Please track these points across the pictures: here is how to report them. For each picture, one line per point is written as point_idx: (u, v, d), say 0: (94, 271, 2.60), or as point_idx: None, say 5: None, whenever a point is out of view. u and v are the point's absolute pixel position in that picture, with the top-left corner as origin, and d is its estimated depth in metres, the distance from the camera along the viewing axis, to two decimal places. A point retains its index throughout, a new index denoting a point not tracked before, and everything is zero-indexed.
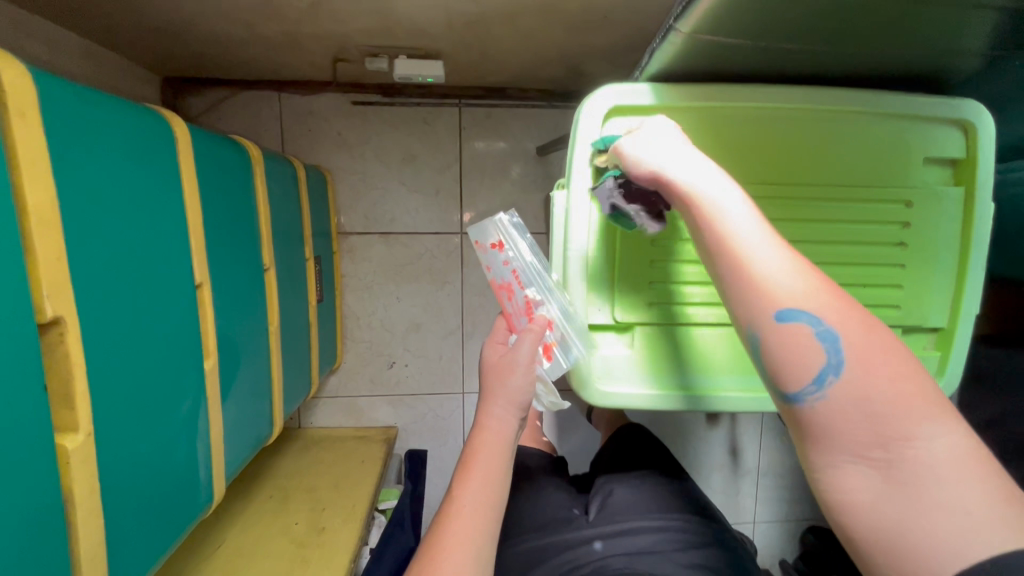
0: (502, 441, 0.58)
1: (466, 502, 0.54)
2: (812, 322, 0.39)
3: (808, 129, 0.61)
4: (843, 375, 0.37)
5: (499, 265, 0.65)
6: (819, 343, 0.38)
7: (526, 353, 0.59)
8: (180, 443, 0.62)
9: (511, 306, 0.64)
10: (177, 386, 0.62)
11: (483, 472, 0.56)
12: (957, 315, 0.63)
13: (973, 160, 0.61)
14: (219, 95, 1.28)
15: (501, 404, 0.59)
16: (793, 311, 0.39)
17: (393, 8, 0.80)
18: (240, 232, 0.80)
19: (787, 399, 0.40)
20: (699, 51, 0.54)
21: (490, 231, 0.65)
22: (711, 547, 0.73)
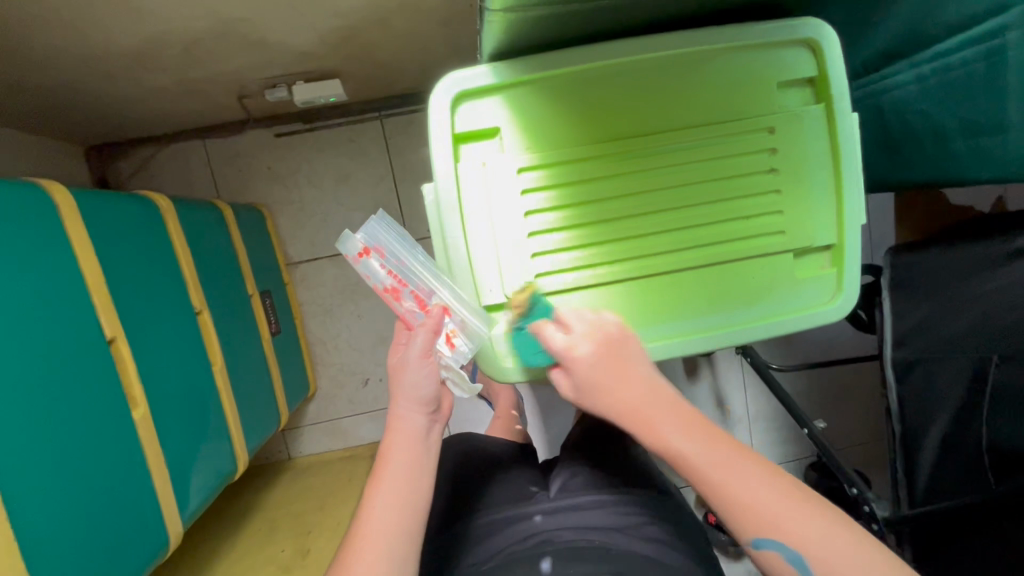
0: (412, 440, 0.57)
1: (377, 504, 0.53)
2: (780, 547, 0.42)
3: (660, 76, 0.61)
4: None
5: (377, 271, 0.62)
6: (790, 564, 0.41)
7: (420, 348, 0.57)
8: (113, 493, 0.65)
9: (403, 307, 0.62)
10: (101, 440, 0.64)
11: (393, 471, 0.55)
12: (843, 229, 0.64)
13: (826, 76, 0.62)
14: (146, 152, 1.31)
15: (404, 404, 0.57)
16: (761, 538, 0.42)
17: (265, 38, 0.82)
18: (163, 281, 0.82)
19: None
20: (528, 23, 0.55)
21: (356, 241, 0.62)
22: (666, 521, 0.74)
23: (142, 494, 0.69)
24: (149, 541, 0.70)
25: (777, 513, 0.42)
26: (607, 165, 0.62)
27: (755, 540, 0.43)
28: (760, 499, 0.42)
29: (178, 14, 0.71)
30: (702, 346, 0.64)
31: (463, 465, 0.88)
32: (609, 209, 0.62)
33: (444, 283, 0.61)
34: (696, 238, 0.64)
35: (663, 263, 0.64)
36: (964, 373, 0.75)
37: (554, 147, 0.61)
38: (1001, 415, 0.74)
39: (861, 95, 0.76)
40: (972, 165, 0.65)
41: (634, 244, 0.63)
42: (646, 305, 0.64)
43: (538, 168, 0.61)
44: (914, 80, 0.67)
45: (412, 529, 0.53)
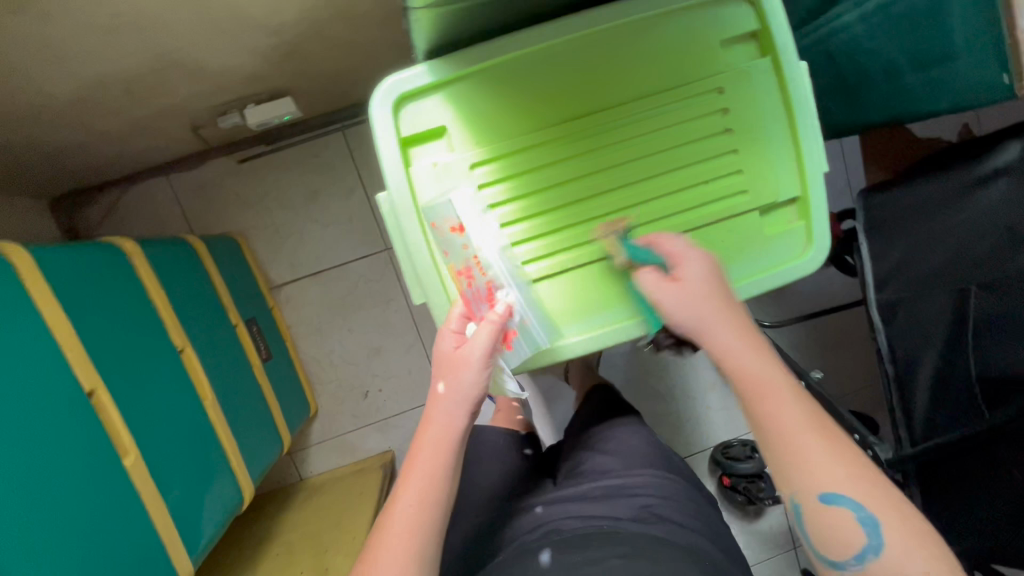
0: (448, 440, 0.57)
1: (406, 506, 0.55)
2: (853, 506, 0.45)
3: (601, 52, 0.60)
4: (882, 557, 0.43)
5: (458, 248, 0.58)
6: (862, 528, 0.44)
7: (482, 347, 0.55)
8: (111, 543, 0.65)
9: (471, 292, 0.58)
10: (92, 493, 0.64)
11: (424, 471, 0.56)
12: (805, 179, 0.63)
13: (769, 28, 0.61)
14: (111, 196, 1.29)
15: (447, 403, 0.56)
16: (832, 493, 0.45)
17: (204, 66, 0.80)
18: (138, 325, 0.81)
19: (832, 563, 0.46)
20: (455, 16, 0.54)
21: (450, 209, 0.56)
22: (676, 500, 0.75)
23: (144, 537, 0.70)
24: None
25: (837, 476, 0.46)
26: (561, 149, 0.61)
27: (821, 495, 0.46)
28: (807, 447, 0.47)
29: (110, 55, 0.70)
30: (675, 321, 0.64)
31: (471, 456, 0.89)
32: (570, 192, 0.62)
33: (511, 274, 0.58)
34: (663, 209, 0.63)
35: (632, 239, 0.63)
36: (943, 307, 0.75)
37: (503, 139, 0.60)
38: (987, 344, 0.74)
39: (807, 43, 0.75)
40: (929, 96, 0.64)
41: (601, 224, 0.62)
42: (620, 284, 0.63)
43: (490, 162, 0.60)
44: (858, 20, 0.66)
45: (439, 522, 0.56)
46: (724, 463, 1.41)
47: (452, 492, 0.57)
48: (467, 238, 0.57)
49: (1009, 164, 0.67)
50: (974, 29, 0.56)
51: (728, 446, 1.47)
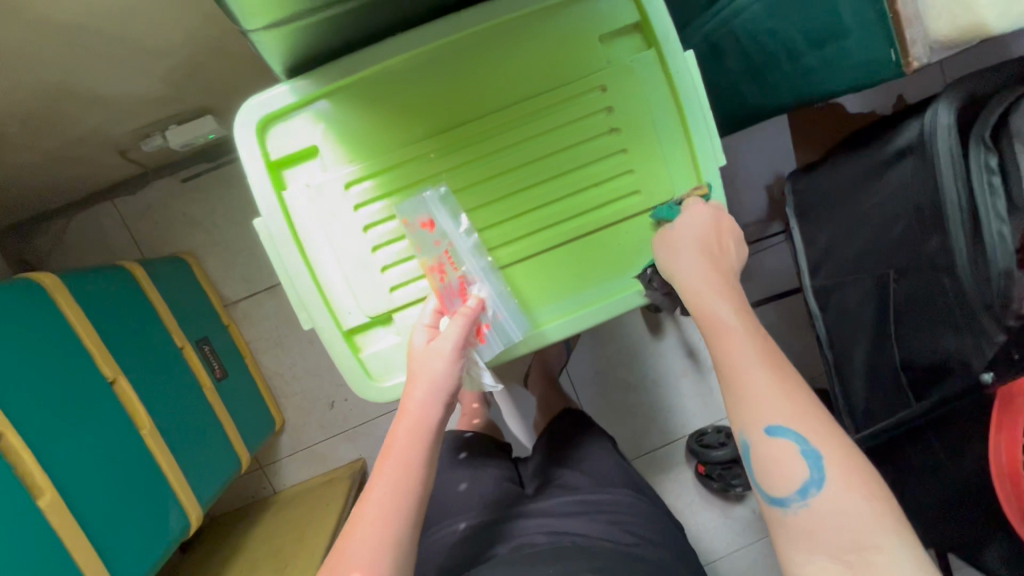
0: (424, 429, 0.53)
1: (378, 496, 0.51)
2: (797, 438, 0.42)
3: (474, 56, 0.58)
4: (823, 490, 0.41)
5: (428, 245, 0.58)
6: (803, 459, 0.42)
7: (454, 341, 0.54)
8: None
9: (443, 288, 0.58)
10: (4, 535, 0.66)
11: (402, 460, 0.52)
12: (701, 174, 0.60)
13: (648, 18, 0.58)
14: (58, 225, 1.29)
15: (426, 388, 0.53)
16: (778, 425, 0.43)
17: (101, 92, 0.79)
18: (59, 362, 0.81)
19: (773, 502, 0.44)
20: (304, 35, 0.51)
21: (421, 206, 0.58)
22: (644, 520, 0.74)
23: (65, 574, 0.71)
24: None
25: (787, 411, 0.43)
26: (451, 157, 0.59)
27: (767, 428, 0.43)
28: (753, 377, 0.44)
29: None
30: (595, 320, 0.62)
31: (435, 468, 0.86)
32: (461, 202, 0.60)
33: (483, 270, 0.59)
34: (559, 214, 0.61)
35: (529, 246, 0.61)
36: (868, 293, 0.70)
37: (389, 150, 0.58)
38: (908, 335, 0.66)
39: (713, 25, 0.70)
40: (825, 79, 0.61)
41: (496, 232, 0.61)
42: (521, 292, 0.62)
43: (369, 178, 0.58)
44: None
45: (415, 514, 0.51)
46: (698, 452, 1.36)
47: (428, 486, 0.53)
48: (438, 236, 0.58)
49: (913, 143, 0.60)
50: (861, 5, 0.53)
51: (703, 434, 1.40)
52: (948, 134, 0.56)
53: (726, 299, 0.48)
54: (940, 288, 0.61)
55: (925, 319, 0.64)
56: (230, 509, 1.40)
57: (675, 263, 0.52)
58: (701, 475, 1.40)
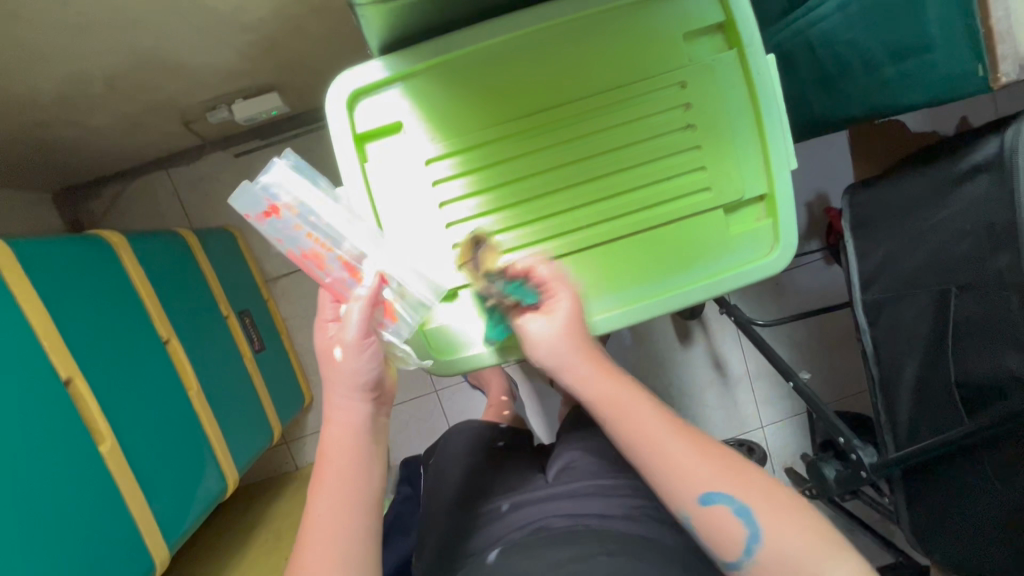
0: (353, 431, 0.54)
1: (320, 512, 0.53)
2: (729, 501, 0.48)
3: (558, 45, 0.59)
4: (763, 541, 0.47)
5: (290, 233, 0.55)
6: (739, 519, 0.48)
7: (358, 326, 0.52)
8: (91, 523, 0.70)
9: (328, 275, 0.56)
10: (71, 476, 0.69)
11: (339, 470, 0.53)
12: (771, 174, 0.61)
13: (734, 20, 0.59)
14: (114, 190, 1.33)
15: (341, 393, 0.54)
16: (709, 497, 0.49)
17: (184, 60, 0.82)
18: (120, 318, 0.84)
19: (730, 564, 0.49)
20: (406, 13, 0.54)
21: (257, 197, 0.54)
22: (663, 504, 0.73)
23: (119, 520, 0.74)
24: (133, 566, 0.75)
25: (709, 476, 0.49)
26: (517, 143, 0.60)
27: (701, 498, 0.49)
28: (678, 457, 0.49)
29: (83, 51, 0.72)
30: (641, 316, 0.63)
31: (471, 450, 0.87)
32: (534, 186, 0.61)
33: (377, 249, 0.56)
34: (624, 206, 0.62)
35: (596, 235, 0.62)
36: (927, 306, 0.70)
37: (462, 133, 0.60)
38: (967, 354, 0.67)
39: (788, 34, 0.71)
40: (905, 90, 0.61)
41: (564, 219, 0.62)
42: (587, 278, 0.63)
43: (453, 155, 0.60)
44: (836, 11, 0.63)
45: (363, 515, 0.53)
46: None
47: (370, 485, 0.54)
48: (294, 218, 0.55)
49: (989, 160, 0.60)
50: (950, 19, 0.54)
51: (724, 445, 1.40)
52: None
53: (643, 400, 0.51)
54: (1008, 304, 0.61)
55: (984, 338, 0.64)
56: (253, 480, 1.42)
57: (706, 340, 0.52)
58: None
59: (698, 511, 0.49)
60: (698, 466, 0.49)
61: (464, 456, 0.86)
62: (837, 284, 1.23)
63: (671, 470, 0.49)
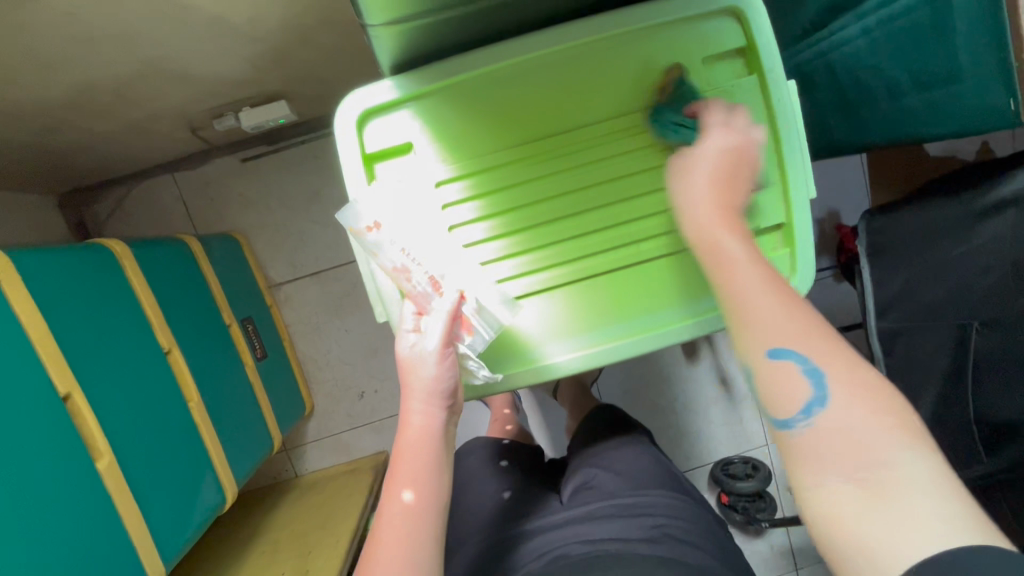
0: (427, 438, 0.53)
1: (394, 512, 0.51)
2: (800, 359, 0.42)
3: (573, 66, 0.58)
4: (829, 407, 0.40)
5: (385, 249, 0.55)
6: (806, 379, 0.41)
7: (440, 336, 0.53)
8: (85, 542, 0.68)
9: (413, 288, 0.56)
10: (65, 494, 0.67)
11: (411, 478, 0.52)
12: (790, 205, 0.60)
13: (755, 44, 0.58)
14: (119, 193, 1.32)
15: (418, 399, 0.53)
16: (781, 347, 0.43)
17: (192, 70, 0.81)
18: (122, 328, 0.83)
19: (778, 425, 0.42)
20: (419, 35, 0.53)
21: (359, 213, 0.55)
22: (685, 522, 0.71)
23: (116, 538, 0.72)
24: None
25: (787, 333, 0.43)
26: (530, 167, 0.59)
27: (769, 351, 0.43)
28: (760, 305, 0.45)
29: (90, 60, 0.70)
30: (650, 346, 0.61)
31: (482, 478, 0.86)
32: (545, 211, 0.60)
33: (461, 266, 0.57)
34: (638, 233, 0.61)
35: (609, 262, 0.61)
36: (945, 338, 0.68)
37: (474, 156, 0.59)
38: (987, 390, 0.65)
39: (808, 56, 0.70)
40: (929, 120, 0.60)
41: (575, 245, 0.61)
42: (597, 305, 0.62)
43: (463, 178, 0.59)
44: (860, 35, 0.61)
45: (434, 536, 0.51)
46: (722, 481, 1.33)
47: (443, 491, 0.53)
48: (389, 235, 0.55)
49: (1018, 194, 0.60)
50: (978, 50, 0.52)
51: (729, 463, 1.37)
52: None
53: (738, 236, 0.49)
54: None
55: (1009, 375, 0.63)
56: (253, 488, 1.41)
57: (686, 190, 0.53)
58: (725, 505, 1.36)
59: (783, 352, 0.43)
60: (767, 305, 0.45)
61: (475, 483, 0.85)
62: (849, 304, 1.21)
63: (760, 325, 0.44)
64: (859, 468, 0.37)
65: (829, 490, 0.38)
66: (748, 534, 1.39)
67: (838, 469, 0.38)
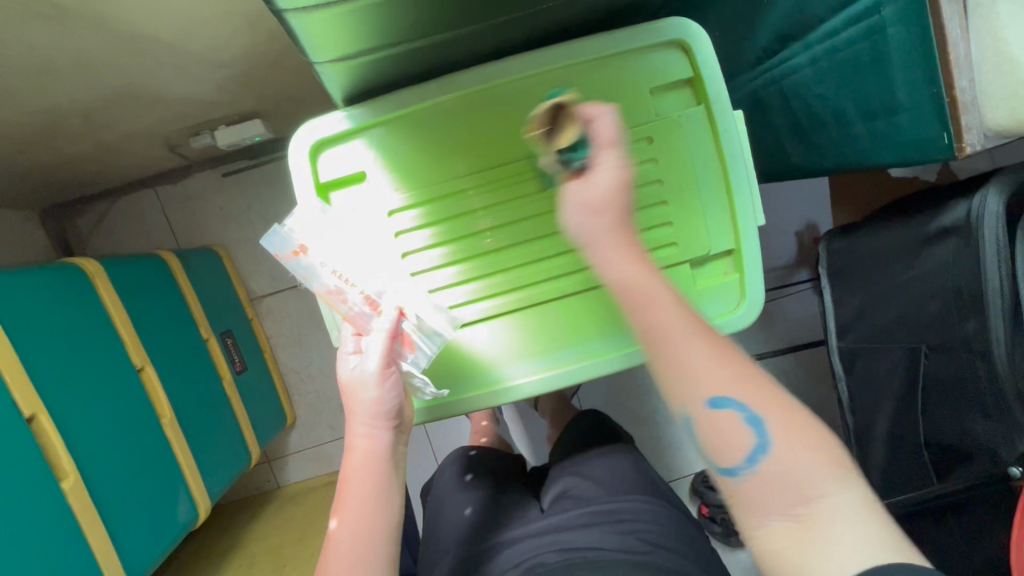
0: (375, 458, 0.54)
1: (341, 540, 0.51)
2: (740, 407, 0.41)
3: (525, 97, 0.59)
4: (772, 453, 0.40)
5: (319, 271, 0.55)
6: (749, 426, 0.41)
7: (378, 358, 0.52)
8: (48, 562, 0.69)
9: (350, 309, 0.56)
10: (28, 516, 0.68)
11: (361, 496, 0.52)
12: (738, 231, 0.61)
13: (701, 76, 0.59)
14: (101, 207, 1.33)
15: (363, 422, 0.53)
16: (723, 397, 0.41)
17: (163, 94, 0.82)
18: (93, 346, 0.84)
19: (720, 471, 0.42)
20: (368, 69, 0.54)
21: (291, 236, 0.55)
22: (660, 526, 0.72)
23: (81, 556, 0.73)
24: None
25: (727, 377, 0.42)
26: (482, 196, 0.60)
27: (709, 400, 0.42)
28: (688, 351, 0.42)
29: (59, 88, 0.72)
30: (603, 370, 0.62)
31: (464, 486, 0.87)
32: (498, 238, 0.61)
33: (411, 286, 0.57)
34: (589, 259, 0.62)
35: (561, 288, 0.62)
36: (898, 362, 0.69)
37: (428, 184, 0.60)
38: (934, 415, 0.67)
39: (763, 82, 0.71)
40: (874, 148, 0.61)
41: (528, 271, 0.62)
42: (549, 330, 0.63)
43: (416, 206, 0.60)
44: (808, 64, 0.63)
45: (386, 549, 0.52)
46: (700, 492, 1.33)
47: (393, 508, 0.54)
48: (322, 258, 0.55)
49: (957, 224, 0.60)
50: (913, 85, 0.53)
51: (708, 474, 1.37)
52: (996, 224, 0.56)
53: (663, 278, 0.44)
54: (972, 370, 0.61)
55: (955, 400, 0.64)
56: (235, 499, 1.42)
57: (599, 243, 0.44)
58: (705, 516, 1.36)
59: (727, 399, 0.41)
60: (700, 357, 0.42)
61: (456, 492, 0.86)
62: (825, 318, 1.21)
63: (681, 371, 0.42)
64: (796, 504, 0.39)
65: (769, 529, 0.39)
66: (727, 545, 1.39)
67: (776, 507, 0.40)
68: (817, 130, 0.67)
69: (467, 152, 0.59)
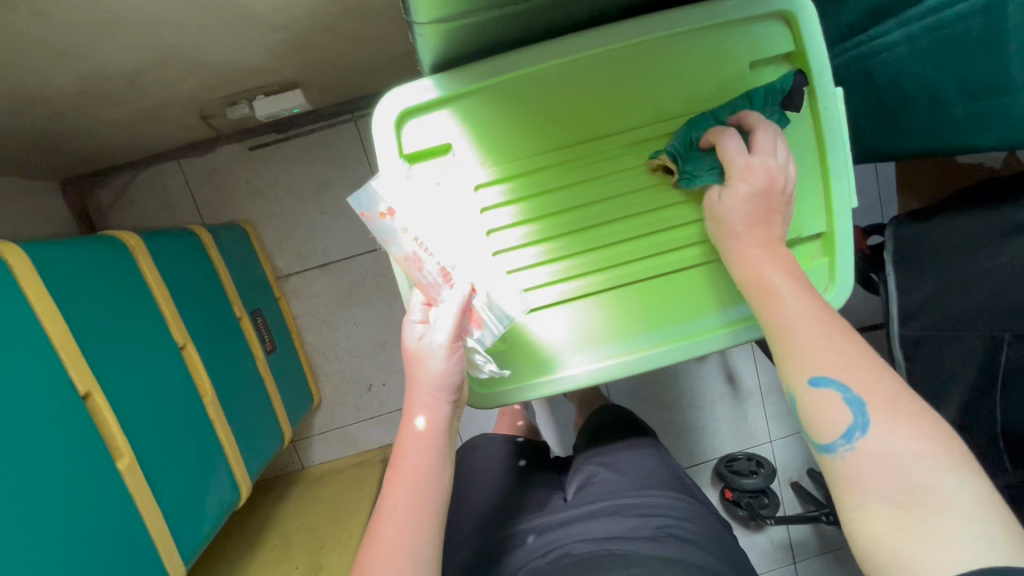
0: (432, 431, 0.52)
1: (395, 509, 0.49)
2: (841, 387, 0.42)
3: (621, 68, 0.57)
4: (870, 433, 0.39)
5: (397, 236, 0.52)
6: (847, 406, 0.41)
7: (449, 331, 0.51)
8: (108, 542, 0.67)
9: (424, 278, 0.53)
10: (87, 495, 0.66)
11: (416, 469, 0.50)
12: (832, 214, 0.59)
13: (803, 51, 0.57)
14: (123, 179, 1.28)
15: (425, 393, 0.52)
16: (822, 376, 0.42)
17: (210, 58, 0.78)
18: (137, 323, 0.81)
19: (820, 449, 0.42)
20: (465, 34, 0.52)
21: (374, 196, 0.52)
22: (691, 523, 0.70)
23: (137, 536, 0.72)
24: None
25: (874, 365, 0.41)
26: (567, 172, 0.58)
27: (811, 379, 0.43)
28: (804, 330, 0.45)
29: (109, 48, 0.68)
30: (682, 356, 0.61)
31: (488, 473, 0.85)
32: (582, 217, 0.59)
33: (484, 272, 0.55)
34: (672, 241, 0.60)
35: (642, 271, 0.60)
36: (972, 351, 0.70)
37: (515, 158, 0.58)
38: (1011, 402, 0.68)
39: (848, 59, 0.70)
40: (972, 130, 0.59)
41: (610, 252, 0.60)
42: (629, 314, 0.61)
43: (502, 182, 0.58)
44: (904, 41, 0.61)
45: (436, 527, 0.50)
46: (727, 478, 1.33)
47: (443, 484, 0.51)
48: (403, 222, 0.52)
49: None
50: None
51: (733, 459, 1.37)
52: None
53: (777, 265, 0.49)
54: None
55: None
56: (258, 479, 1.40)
57: (728, 237, 0.53)
58: (729, 500, 1.37)
59: (823, 378, 0.42)
60: (815, 337, 0.44)
61: (486, 475, 0.85)
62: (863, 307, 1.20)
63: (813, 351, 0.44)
64: (900, 490, 0.37)
65: (869, 509, 0.38)
66: (749, 528, 1.41)
67: (880, 489, 0.38)
68: (905, 110, 0.66)
69: (556, 126, 0.57)
